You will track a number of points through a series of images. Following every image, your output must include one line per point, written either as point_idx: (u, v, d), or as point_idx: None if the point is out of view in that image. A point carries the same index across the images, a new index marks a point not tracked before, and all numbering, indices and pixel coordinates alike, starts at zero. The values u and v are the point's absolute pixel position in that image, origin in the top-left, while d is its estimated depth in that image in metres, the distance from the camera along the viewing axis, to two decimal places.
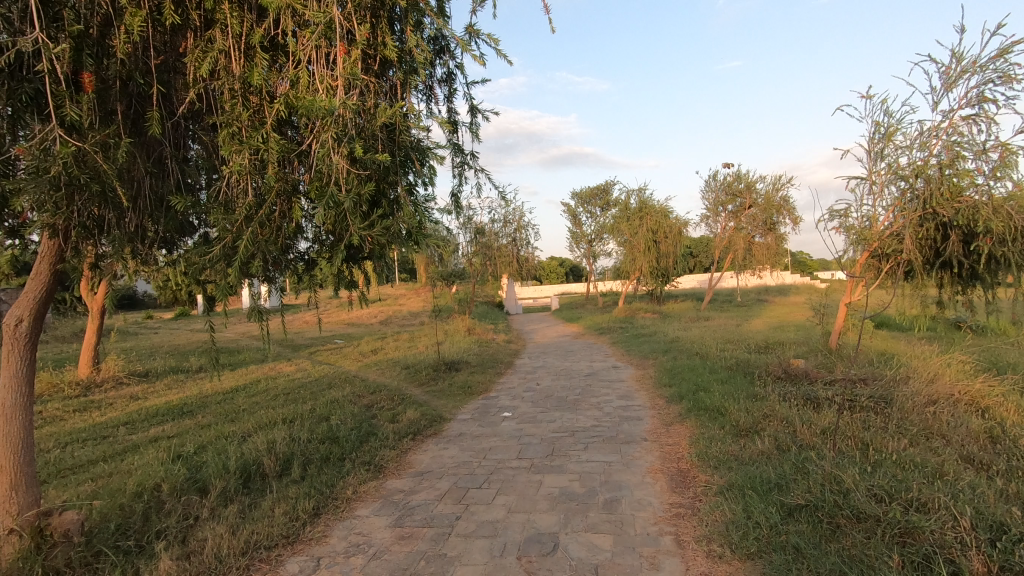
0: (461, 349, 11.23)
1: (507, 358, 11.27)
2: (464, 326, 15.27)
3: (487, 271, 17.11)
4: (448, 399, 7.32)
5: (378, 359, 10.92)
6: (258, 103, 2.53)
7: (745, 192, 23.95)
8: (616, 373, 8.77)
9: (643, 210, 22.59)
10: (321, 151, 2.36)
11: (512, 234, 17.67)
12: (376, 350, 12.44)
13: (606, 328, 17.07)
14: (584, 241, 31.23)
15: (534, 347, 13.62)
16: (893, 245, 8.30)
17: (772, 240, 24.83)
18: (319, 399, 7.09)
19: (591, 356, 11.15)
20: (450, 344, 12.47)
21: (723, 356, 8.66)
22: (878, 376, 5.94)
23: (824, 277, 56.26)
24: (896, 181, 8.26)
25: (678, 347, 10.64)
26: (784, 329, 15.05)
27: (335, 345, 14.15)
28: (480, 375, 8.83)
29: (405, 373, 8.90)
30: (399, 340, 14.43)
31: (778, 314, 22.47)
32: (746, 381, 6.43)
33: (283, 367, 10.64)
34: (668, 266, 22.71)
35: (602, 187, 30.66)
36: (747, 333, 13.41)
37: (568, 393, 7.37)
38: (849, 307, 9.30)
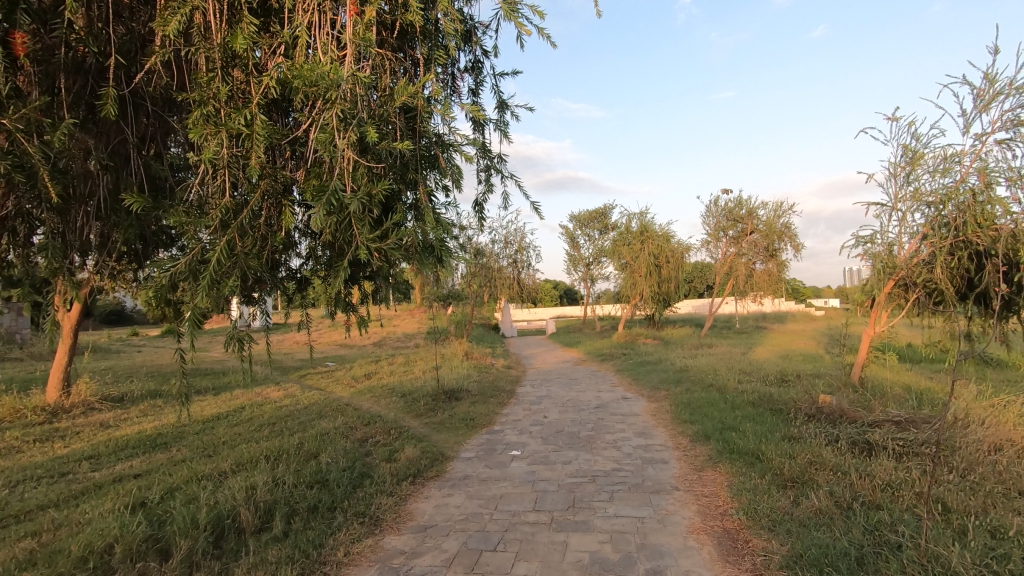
0: (460, 376, 10.60)
1: (508, 386, 10.66)
2: (462, 350, 14.66)
3: (485, 293, 16.58)
4: (449, 434, 6.70)
5: (372, 385, 10.28)
6: (243, 79, 1.93)
7: (746, 218, 23.68)
8: (628, 406, 8.18)
9: (644, 234, 22.22)
10: (321, 134, 1.76)
11: (512, 256, 17.13)
12: (370, 375, 11.81)
13: (608, 354, 16.50)
14: (582, 265, 30.77)
15: (535, 374, 13.00)
16: (922, 274, 7.89)
17: (774, 267, 24.42)
18: (308, 432, 6.45)
19: (598, 385, 10.56)
20: (448, 370, 11.84)
21: (743, 389, 8.12)
22: (924, 418, 5.42)
23: (819, 305, 56.09)
24: (921, 207, 8.10)
25: (689, 378, 10.08)
26: (793, 359, 14.54)
27: (326, 369, 13.45)
28: (482, 405, 8.22)
29: (402, 402, 8.27)
30: (394, 364, 13.77)
31: (781, 343, 21.97)
32: (777, 420, 5.87)
33: (270, 392, 9.97)
34: (669, 291, 22.27)
35: (601, 210, 30.39)
36: (757, 363, 12.87)
37: (580, 429, 6.78)
38: (873, 338, 8.83)
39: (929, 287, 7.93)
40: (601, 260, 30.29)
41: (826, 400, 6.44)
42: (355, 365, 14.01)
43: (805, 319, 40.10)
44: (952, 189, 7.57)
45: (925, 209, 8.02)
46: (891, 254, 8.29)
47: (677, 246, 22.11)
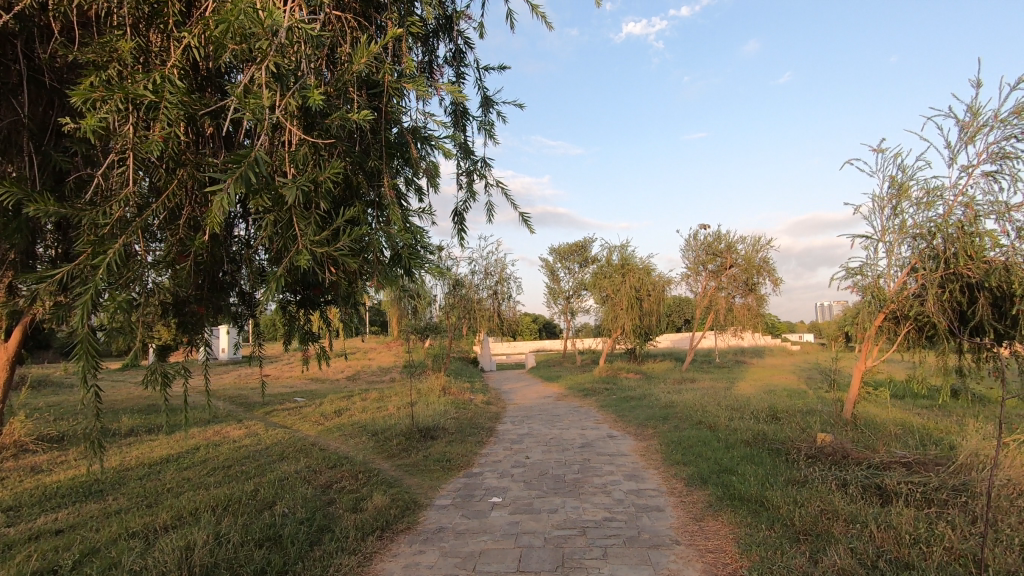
0: (436, 413, 10.02)
1: (487, 423, 10.10)
2: (439, 385, 14.07)
3: (464, 326, 16.07)
4: (423, 477, 6.14)
5: (341, 422, 9.64)
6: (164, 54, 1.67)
7: (725, 252, 23.78)
8: (614, 445, 7.72)
9: (624, 267, 22.08)
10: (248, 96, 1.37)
11: (491, 288, 16.73)
12: (341, 411, 11.14)
13: (590, 389, 16.05)
14: (562, 298, 30.47)
15: (515, 410, 12.46)
16: (913, 306, 7.72)
17: (754, 302, 24.35)
18: (267, 476, 5.84)
19: (581, 422, 10.08)
20: (424, 406, 11.24)
21: (733, 426, 7.74)
22: (933, 460, 5.08)
23: (795, 340, 56.59)
24: (909, 240, 7.89)
25: (676, 414, 9.68)
26: (778, 394, 14.26)
27: (294, 404, 12.70)
28: (459, 445, 7.68)
29: (373, 442, 7.68)
30: (367, 399, 13.09)
31: (763, 378, 21.76)
32: (776, 462, 5.48)
33: (230, 430, 9.25)
34: (650, 325, 22.05)
35: (581, 244, 30.33)
36: (743, 399, 12.53)
37: (565, 471, 6.28)
38: (865, 373, 8.59)
39: (921, 321, 7.75)
40: (581, 293, 30.08)
41: (825, 439, 6.07)
42: (326, 400, 13.29)
43: (783, 354, 40.28)
44: (941, 221, 7.42)
45: (913, 242, 7.82)
46: (880, 287, 8.08)
47: (658, 280, 22.00)
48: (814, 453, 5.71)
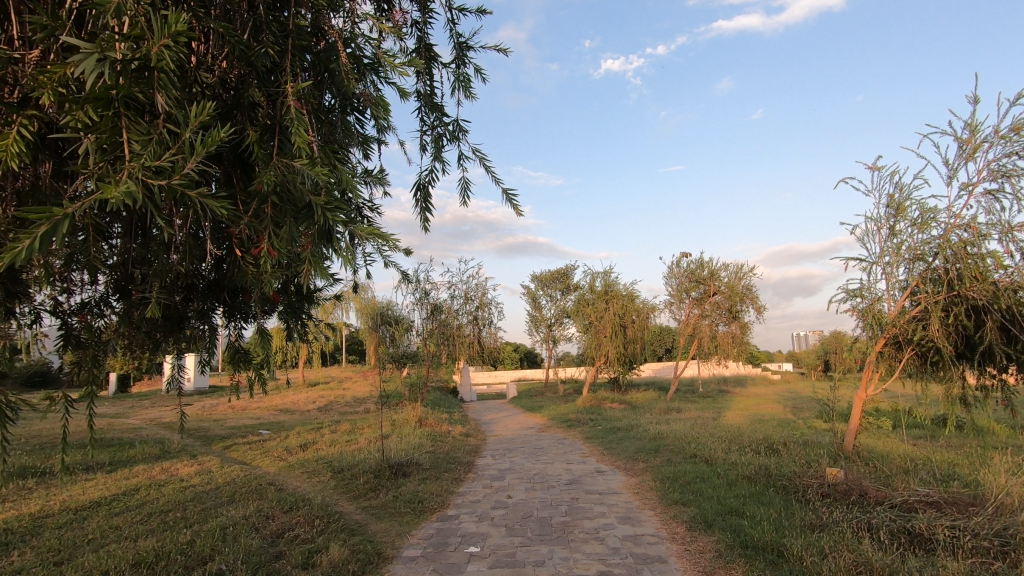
0: (410, 447, 9.26)
1: (465, 457, 9.38)
2: (415, 415, 13.29)
3: (442, 353, 15.34)
4: (392, 522, 5.44)
5: (306, 457, 8.83)
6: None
7: (708, 279, 23.56)
8: (603, 481, 7.08)
9: (608, 294, 21.65)
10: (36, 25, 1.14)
11: (472, 313, 16.05)
12: (307, 444, 10.31)
13: (574, 419, 15.38)
14: (543, 325, 29.87)
15: (496, 442, 11.73)
16: (914, 331, 7.34)
17: (738, 330, 23.98)
18: (212, 522, 5.09)
19: (566, 455, 9.42)
20: (398, 439, 10.46)
21: (730, 460, 7.17)
22: (960, 499, 4.58)
23: (775, 370, 56.63)
24: (909, 262, 7.56)
25: (668, 447, 9.07)
26: (769, 424, 13.74)
27: (257, 438, 11.78)
28: (433, 482, 6.97)
29: (338, 480, 6.93)
30: (337, 431, 12.24)
31: (748, 407, 21.28)
32: (787, 502, 4.93)
33: (180, 467, 8.37)
34: (634, 353, 21.56)
35: (563, 270, 29.94)
36: (734, 429, 11.97)
37: (551, 512, 5.63)
38: (865, 403, 8.14)
39: (924, 347, 7.36)
40: (563, 320, 29.56)
41: (834, 473, 5.54)
42: (292, 432, 12.39)
43: (765, 383, 40.06)
44: (942, 240, 7.10)
45: (915, 264, 7.49)
46: (879, 309, 7.66)
47: (642, 306, 21.58)
48: (825, 491, 5.17)
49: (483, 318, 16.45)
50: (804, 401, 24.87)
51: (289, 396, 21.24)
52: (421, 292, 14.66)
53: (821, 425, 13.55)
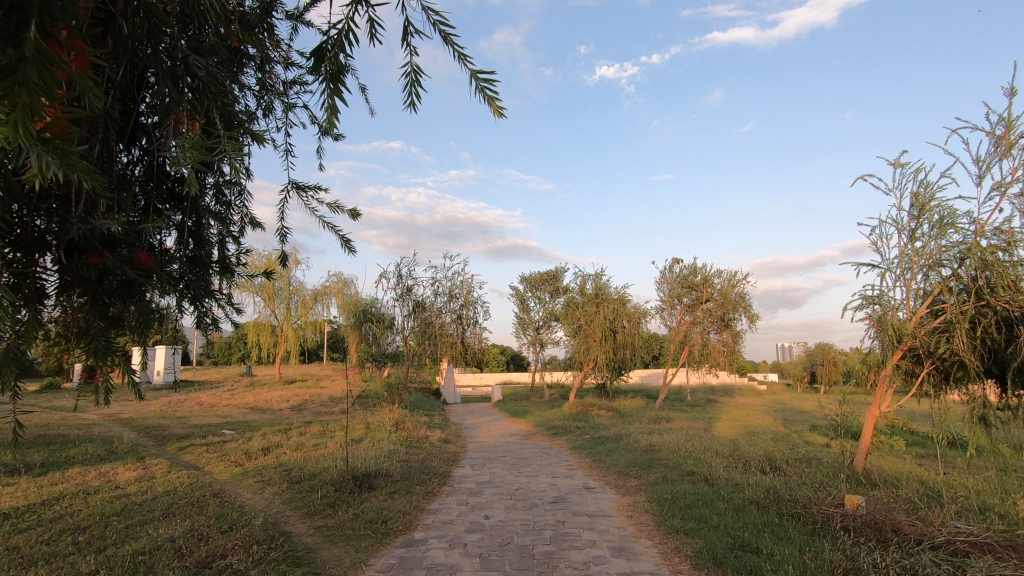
0: (382, 453, 8.49)
1: (441, 466, 8.60)
2: (391, 418, 12.50)
3: (423, 354, 14.53)
4: (348, 548, 4.66)
5: (265, 463, 8.03)
6: None
7: (701, 286, 22.97)
8: (592, 501, 6.36)
9: (598, 297, 20.96)
10: None
11: (457, 313, 14.80)
12: (271, 447, 9.51)
13: (560, 426, 14.67)
14: (531, 328, 29.16)
15: (476, 450, 10.97)
16: (937, 344, 6.70)
17: (729, 338, 23.40)
18: (130, 544, 4.29)
19: (551, 468, 8.68)
20: (371, 444, 9.68)
21: (733, 479, 6.50)
22: (1012, 543, 3.91)
23: (762, 381, 56.44)
24: (930, 268, 6.96)
25: (661, 461, 8.38)
26: (764, 438, 13.09)
27: (219, 438, 10.94)
28: (402, 497, 6.20)
29: (293, 493, 6.13)
30: (307, 433, 11.44)
31: (739, 418, 20.70)
32: (811, 540, 4.21)
33: (121, 470, 7.53)
34: (623, 359, 20.91)
35: (552, 272, 29.24)
36: (730, 442, 11.32)
37: (533, 539, 4.88)
38: (878, 420, 7.48)
39: (947, 360, 6.74)
40: (551, 324, 28.88)
41: (857, 501, 4.86)
42: (259, 433, 11.57)
43: (753, 393, 39.70)
44: (970, 246, 6.49)
45: (933, 274, 6.94)
46: (897, 319, 6.99)
47: (633, 311, 20.90)
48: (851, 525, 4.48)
49: (467, 318, 15.11)
50: (794, 413, 24.38)
51: (263, 394, 20.31)
52: (402, 288, 13.85)
53: (818, 441, 12.96)
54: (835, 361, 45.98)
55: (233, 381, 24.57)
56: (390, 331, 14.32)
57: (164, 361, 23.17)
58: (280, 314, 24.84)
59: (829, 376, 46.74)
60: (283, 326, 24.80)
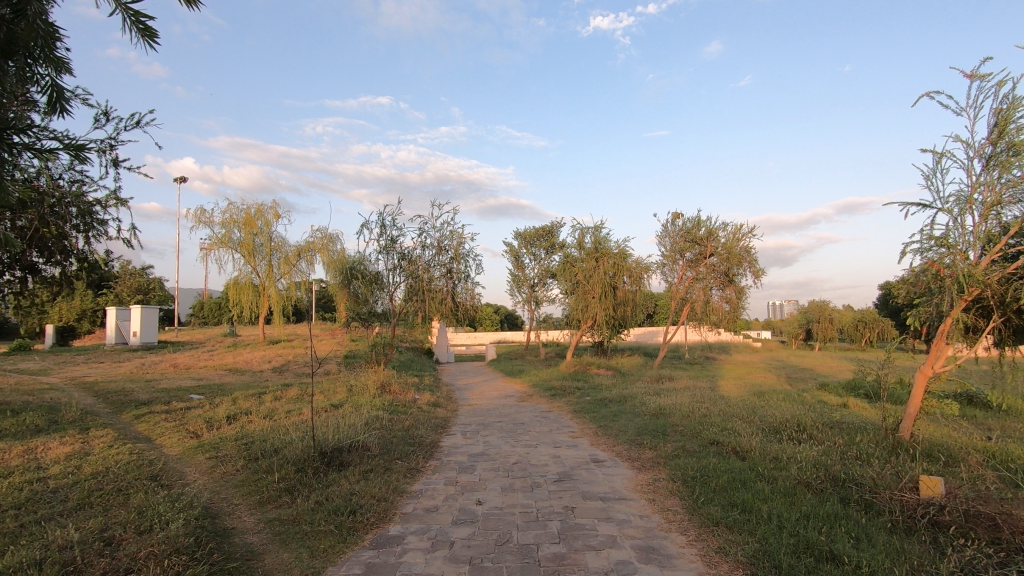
0: (360, 423, 7.46)
1: (428, 436, 7.60)
2: (376, 380, 11.52)
3: (410, 311, 13.43)
4: (301, 552, 3.65)
5: (225, 435, 7.00)
6: None
7: (705, 240, 21.81)
8: (603, 479, 5.37)
9: (597, 251, 19.80)
10: None
11: (447, 268, 13.23)
12: (239, 415, 8.49)
13: (557, 387, 13.78)
14: (526, 286, 28.13)
15: (468, 414, 10.04)
16: (1014, 293, 5.76)
17: (733, 295, 22.38)
18: (7, 556, 3.24)
19: (552, 436, 7.71)
20: (351, 411, 8.68)
21: (766, 452, 5.55)
22: None
23: (757, 338, 56.16)
24: (1005, 206, 5.89)
25: (677, 428, 7.43)
26: (776, 400, 12.22)
27: (185, 404, 9.93)
28: (377, 478, 5.19)
29: (246, 475, 5.10)
30: (284, 398, 10.44)
31: (741, 377, 19.93)
32: (900, 547, 3.22)
33: (54, 444, 6.46)
34: (623, 316, 19.99)
35: (548, 228, 27.96)
36: (745, 404, 10.39)
37: (538, 536, 3.88)
38: (929, 381, 6.52)
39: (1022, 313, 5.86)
40: (547, 281, 27.80)
41: (936, 483, 3.81)
42: (230, 397, 10.56)
43: (749, 351, 39.27)
44: None
45: (1000, 215, 5.93)
46: (964, 263, 5.93)
47: (634, 266, 19.80)
48: (950, 529, 3.49)
49: (458, 273, 13.30)
50: (795, 372, 23.71)
51: (244, 355, 19.26)
52: (387, 238, 12.63)
53: (834, 403, 12.13)
54: (830, 318, 45.67)
55: (214, 342, 23.50)
56: (375, 287, 13.11)
57: (140, 321, 21.98)
58: (262, 271, 23.56)
59: (825, 333, 46.49)
60: (265, 284, 23.53)
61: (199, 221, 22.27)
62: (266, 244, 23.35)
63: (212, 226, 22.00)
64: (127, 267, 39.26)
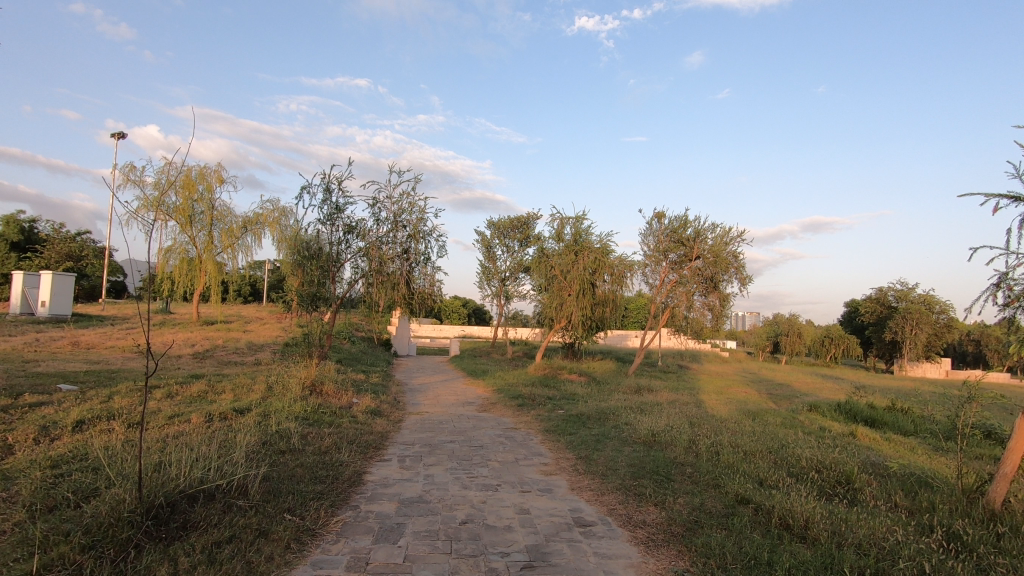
0: (256, 448, 5.38)
1: (350, 465, 5.55)
2: (305, 377, 9.40)
3: (355, 297, 11.26)
4: None
5: (46, 454, 4.79)
6: None
7: (692, 241, 20.19)
8: (597, 568, 3.46)
9: (577, 245, 17.91)
10: None
11: (404, 247, 11.06)
12: (99, 420, 6.26)
13: (525, 395, 11.86)
14: (496, 279, 26.16)
15: (414, 429, 8.02)
16: None
17: (716, 302, 20.81)
18: None
19: (519, 473, 5.74)
20: (255, 422, 6.55)
21: (838, 534, 3.74)
22: None
23: (726, 348, 55.71)
24: None
25: (685, 471, 5.59)
26: (775, 425, 10.58)
27: (44, 396, 7.61)
28: (232, 560, 3.16)
29: (3, 546, 3.00)
30: (181, 394, 8.22)
31: (722, 391, 18.42)
32: None
33: None
34: (600, 317, 18.26)
35: (524, 219, 25.99)
36: (750, 434, 8.67)
37: None
38: None
39: None
40: (519, 275, 25.92)
41: None
42: (112, 390, 8.28)
43: (719, 360, 38.26)
44: None
45: None
46: None
47: (616, 265, 17.98)
48: None
49: (415, 253, 11.10)
50: (775, 388, 22.30)
51: (167, 336, 16.77)
52: (332, 206, 10.44)
53: (839, 432, 10.58)
54: (799, 333, 45.26)
55: (141, 318, 20.80)
56: (316, 265, 10.86)
57: (51, 290, 19.15)
58: (200, 242, 20.88)
59: (793, 347, 46.03)
60: (203, 258, 20.85)
61: (129, 179, 19.51)
62: (206, 213, 20.68)
63: (143, 187, 19.33)
64: (59, 229, 35.67)
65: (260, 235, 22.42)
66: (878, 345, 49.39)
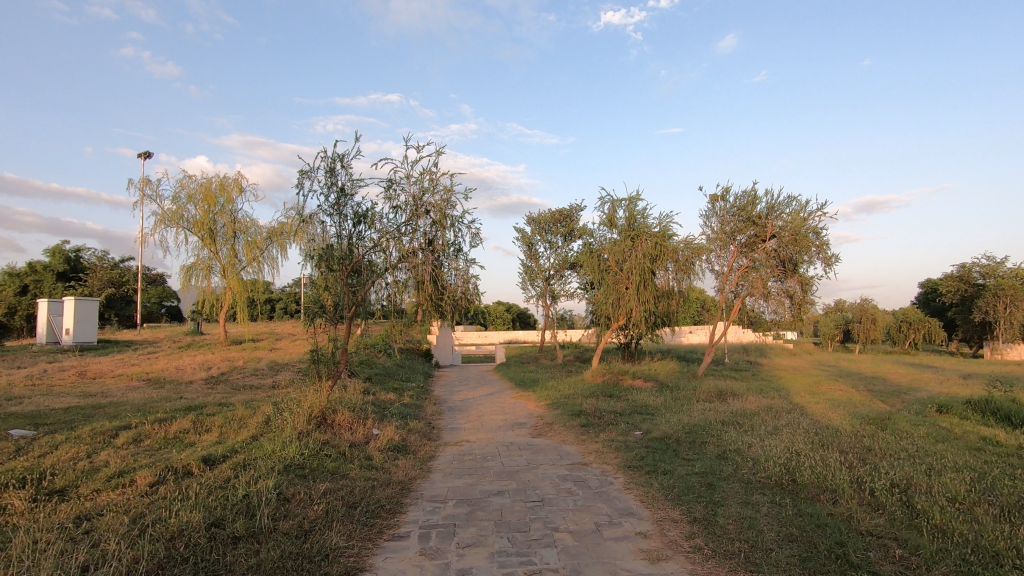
0: (194, 542, 3.44)
1: (338, 562, 3.48)
2: (315, 405, 7.51)
3: (375, 303, 9.33)
4: None
5: None
6: None
7: (764, 219, 17.47)
8: None
9: (634, 230, 15.51)
10: None
11: (427, 237, 9.03)
12: (6, 488, 4.46)
13: (587, 411, 9.62)
14: (540, 278, 23.98)
15: (449, 472, 5.93)
16: None
17: (797, 288, 17.91)
18: None
19: (609, 562, 3.55)
20: (220, 483, 4.62)
21: None
22: None
23: (791, 339, 51.75)
24: None
25: (897, 560, 3.28)
26: (923, 439, 7.99)
27: None
28: None
29: None
30: (152, 436, 6.43)
31: (813, 390, 15.70)
32: None
33: None
34: (663, 312, 15.85)
35: (566, 212, 23.78)
36: (913, 458, 6.16)
37: None
38: None
39: None
40: (565, 273, 23.69)
41: None
42: (70, 435, 6.57)
43: (788, 353, 35.01)
44: None
45: None
46: None
47: (681, 250, 15.50)
48: None
49: (442, 244, 9.02)
50: (870, 383, 19.19)
51: (187, 358, 15.39)
52: (338, 191, 8.56)
53: (1014, 444, 7.88)
54: (874, 319, 41.07)
55: (169, 342, 19.69)
56: (324, 266, 9.00)
57: (75, 317, 18.22)
58: (223, 258, 19.64)
59: (867, 334, 41.90)
60: (227, 274, 19.60)
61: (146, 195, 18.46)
62: (228, 226, 19.41)
63: (160, 202, 18.23)
64: (100, 257, 35.58)
65: (285, 246, 21.00)
66: (963, 327, 44.53)
